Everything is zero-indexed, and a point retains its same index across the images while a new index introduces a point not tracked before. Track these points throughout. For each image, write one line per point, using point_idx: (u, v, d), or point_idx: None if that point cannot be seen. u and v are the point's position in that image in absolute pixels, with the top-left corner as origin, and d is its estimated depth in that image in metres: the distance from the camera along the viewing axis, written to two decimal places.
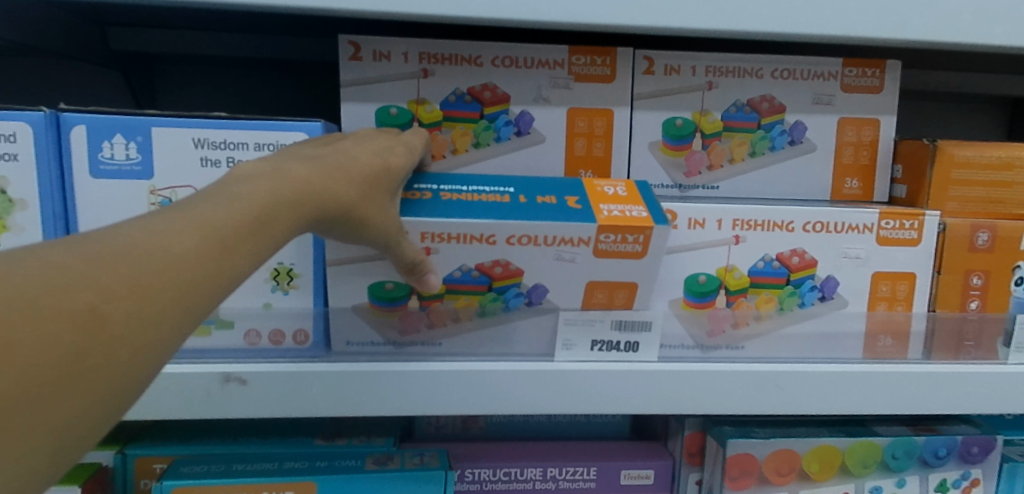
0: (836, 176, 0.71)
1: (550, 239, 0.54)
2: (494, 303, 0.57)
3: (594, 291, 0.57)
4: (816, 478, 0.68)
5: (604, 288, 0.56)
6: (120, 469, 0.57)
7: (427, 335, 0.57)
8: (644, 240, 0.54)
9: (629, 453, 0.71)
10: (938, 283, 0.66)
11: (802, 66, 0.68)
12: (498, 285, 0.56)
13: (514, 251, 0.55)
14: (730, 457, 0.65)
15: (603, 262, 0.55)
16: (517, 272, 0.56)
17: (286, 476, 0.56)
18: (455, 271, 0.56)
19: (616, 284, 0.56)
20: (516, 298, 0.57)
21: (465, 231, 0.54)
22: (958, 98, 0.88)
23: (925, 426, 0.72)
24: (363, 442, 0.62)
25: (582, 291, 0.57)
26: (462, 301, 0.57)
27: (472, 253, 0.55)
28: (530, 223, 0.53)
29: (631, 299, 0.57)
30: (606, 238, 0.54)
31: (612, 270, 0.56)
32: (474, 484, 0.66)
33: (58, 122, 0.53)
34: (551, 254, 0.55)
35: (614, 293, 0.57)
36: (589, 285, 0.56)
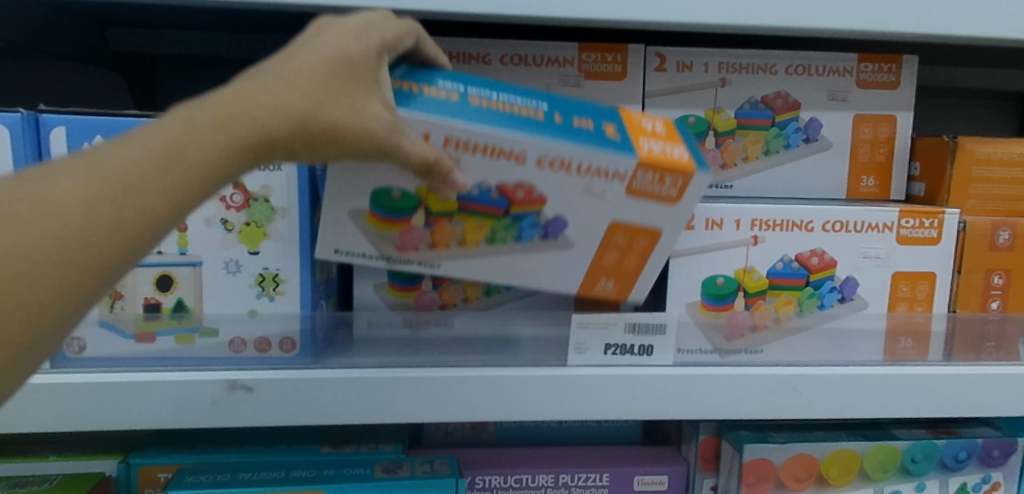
0: (852, 174, 0.69)
1: (587, 167, 0.46)
2: (506, 231, 0.49)
3: (615, 230, 0.49)
4: (834, 483, 0.66)
5: (627, 229, 0.49)
6: (123, 478, 0.56)
7: (429, 256, 0.50)
8: (682, 189, 0.47)
9: (643, 458, 0.69)
10: (958, 283, 0.65)
11: (817, 62, 0.67)
12: (516, 211, 0.48)
13: (541, 175, 0.46)
14: (747, 462, 0.64)
15: (631, 203, 0.48)
16: (537, 200, 0.48)
17: (292, 485, 0.54)
18: (473, 188, 0.47)
19: (626, 247, 0.50)
20: (529, 229, 0.49)
21: (496, 141, 0.45)
22: (973, 94, 0.87)
23: (944, 428, 0.70)
24: (371, 449, 0.61)
25: (583, 275, 0.51)
26: (471, 224, 0.49)
27: (499, 170, 0.46)
28: (578, 145, 0.45)
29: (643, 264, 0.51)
30: (648, 177, 0.47)
31: (635, 216, 0.48)
32: (484, 491, 0.65)
33: (36, 123, 0.52)
34: (579, 182, 0.47)
35: (634, 239, 0.50)
36: (606, 237, 0.49)
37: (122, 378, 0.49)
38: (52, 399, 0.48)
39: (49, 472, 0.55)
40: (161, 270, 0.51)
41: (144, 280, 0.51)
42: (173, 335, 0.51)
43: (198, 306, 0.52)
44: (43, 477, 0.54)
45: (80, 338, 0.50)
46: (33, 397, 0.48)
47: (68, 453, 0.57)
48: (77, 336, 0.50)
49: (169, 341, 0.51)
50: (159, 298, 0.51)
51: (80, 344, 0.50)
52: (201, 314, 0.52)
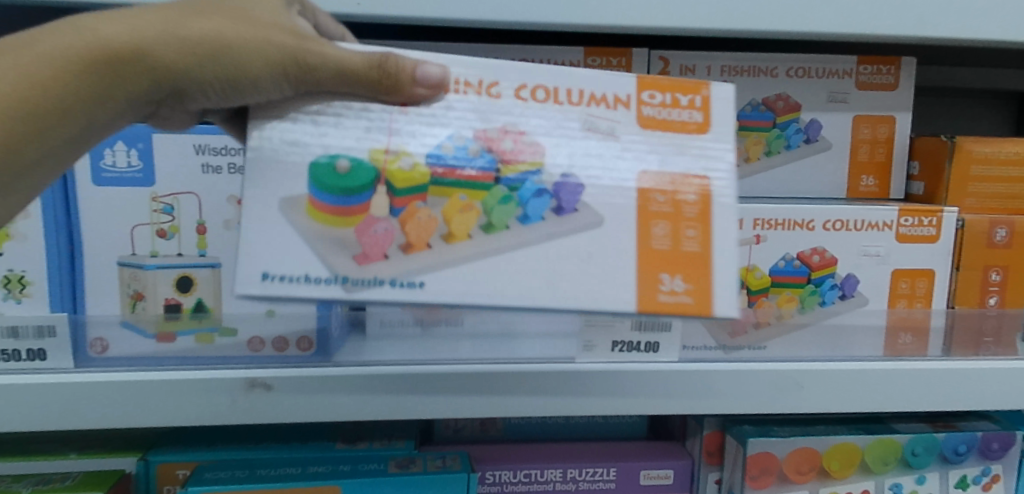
0: (852, 174, 0.70)
1: (579, 93, 0.45)
2: (504, 205, 0.43)
3: (650, 187, 0.44)
4: (836, 476, 0.67)
5: (662, 185, 0.44)
6: (142, 475, 0.57)
7: (400, 269, 0.42)
8: (698, 100, 0.46)
9: (649, 454, 0.71)
10: (957, 279, 0.66)
11: (817, 64, 0.68)
12: (506, 175, 0.43)
13: (535, 110, 0.44)
14: (751, 456, 0.65)
15: (649, 137, 0.45)
16: (534, 151, 0.44)
17: (309, 480, 0.56)
18: (444, 142, 0.43)
19: (672, 217, 0.44)
20: (536, 200, 0.43)
21: (466, 75, 0.44)
22: (970, 94, 0.88)
23: (944, 421, 0.72)
24: (384, 445, 0.62)
25: (639, 271, 0.43)
26: (456, 202, 0.43)
27: (488, 111, 0.44)
28: (557, 67, 0.45)
29: (709, 240, 0.44)
30: (652, 98, 0.45)
31: (665, 157, 0.45)
32: (495, 485, 0.66)
33: None
34: (578, 118, 0.45)
35: (678, 194, 0.44)
36: (643, 206, 0.44)
37: (144, 376, 0.51)
38: (74, 398, 0.49)
39: (71, 470, 0.57)
40: (182, 271, 0.53)
41: (165, 281, 0.53)
42: (192, 335, 0.53)
43: (216, 307, 0.54)
44: (65, 475, 0.56)
45: (103, 339, 0.52)
46: (56, 396, 0.49)
47: (89, 451, 0.58)
48: (100, 338, 0.52)
49: (189, 340, 0.53)
50: (179, 298, 0.53)
51: (103, 345, 0.52)
52: (219, 314, 0.54)
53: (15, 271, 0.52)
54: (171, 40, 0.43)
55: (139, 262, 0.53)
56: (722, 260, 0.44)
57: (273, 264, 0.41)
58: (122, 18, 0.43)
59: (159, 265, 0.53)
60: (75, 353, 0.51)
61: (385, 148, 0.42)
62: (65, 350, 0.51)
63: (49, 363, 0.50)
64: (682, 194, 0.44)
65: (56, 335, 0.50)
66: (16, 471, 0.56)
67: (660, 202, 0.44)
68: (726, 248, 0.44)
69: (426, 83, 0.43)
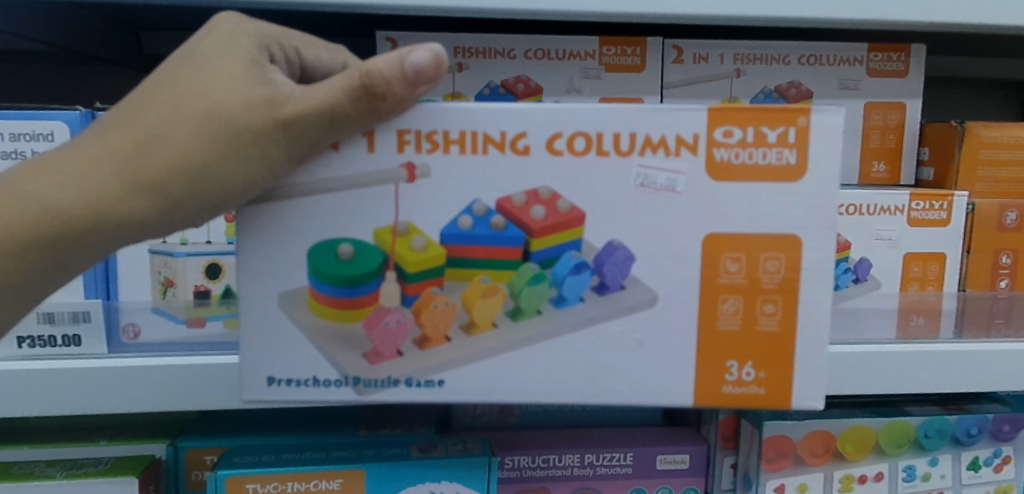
0: (863, 160, 0.71)
1: (630, 139, 0.42)
2: (538, 287, 0.44)
3: (721, 256, 0.43)
4: (850, 458, 0.68)
5: (734, 251, 0.43)
6: (172, 461, 0.58)
7: (415, 369, 0.44)
8: (791, 136, 0.41)
9: (665, 439, 0.71)
10: (967, 262, 0.67)
11: (828, 52, 0.69)
12: (536, 249, 0.44)
13: (577, 164, 0.42)
14: (766, 439, 0.66)
15: (720, 187, 0.42)
16: (574, 217, 0.42)
17: (334, 464, 0.57)
18: (463, 216, 0.42)
19: (748, 293, 0.43)
20: (572, 279, 0.44)
21: (484, 131, 0.42)
22: (976, 83, 0.89)
23: (955, 404, 0.73)
24: (405, 431, 0.63)
25: (704, 357, 0.44)
26: (478, 285, 0.44)
27: (538, 169, 0.42)
28: (594, 107, 0.41)
29: (790, 321, 0.44)
30: (726, 136, 0.41)
31: (740, 214, 0.42)
32: (514, 470, 0.67)
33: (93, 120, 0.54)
34: (630, 171, 0.42)
35: (754, 266, 0.43)
36: (709, 280, 0.43)
37: (173, 360, 0.52)
38: (107, 381, 0.51)
39: (103, 456, 0.58)
40: (211, 258, 0.56)
41: (194, 267, 0.56)
42: (221, 320, 0.55)
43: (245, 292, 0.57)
44: (97, 460, 0.57)
45: (135, 324, 0.54)
46: (91, 379, 0.51)
47: (119, 438, 0.59)
48: (132, 323, 0.54)
49: (218, 325, 0.55)
50: (208, 285, 0.57)
51: (135, 330, 0.54)
52: None
53: None
54: (158, 168, 0.43)
55: (169, 249, 0.55)
56: (807, 340, 0.44)
57: (278, 369, 0.44)
58: (93, 145, 0.44)
59: (189, 253, 0.56)
60: (108, 338, 0.53)
61: (394, 226, 0.42)
62: (99, 336, 0.53)
63: (83, 349, 0.52)
64: (761, 260, 0.43)
65: (91, 321, 0.53)
66: (49, 457, 0.57)
67: (732, 273, 0.43)
68: (807, 323, 0.44)
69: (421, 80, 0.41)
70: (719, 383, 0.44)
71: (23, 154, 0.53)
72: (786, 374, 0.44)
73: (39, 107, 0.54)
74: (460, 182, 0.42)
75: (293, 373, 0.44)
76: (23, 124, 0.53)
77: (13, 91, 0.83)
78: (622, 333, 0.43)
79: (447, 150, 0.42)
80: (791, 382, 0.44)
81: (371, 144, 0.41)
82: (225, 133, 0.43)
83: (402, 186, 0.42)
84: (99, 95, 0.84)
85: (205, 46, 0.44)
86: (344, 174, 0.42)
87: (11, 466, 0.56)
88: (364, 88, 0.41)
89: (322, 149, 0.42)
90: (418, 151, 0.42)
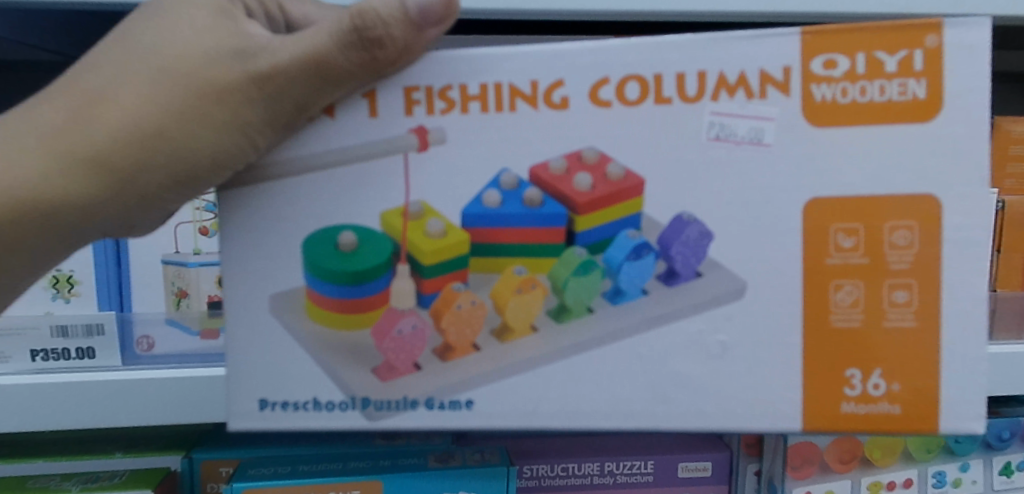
0: None
1: (699, 80, 0.40)
2: (595, 278, 0.43)
3: (832, 232, 0.41)
4: (878, 465, 0.66)
5: (849, 226, 0.41)
6: (187, 473, 0.58)
7: (437, 387, 0.43)
8: (916, 63, 0.40)
9: (686, 446, 0.70)
10: (998, 262, 0.65)
11: None
12: (581, 229, 0.43)
13: (631, 113, 0.40)
14: (791, 446, 0.65)
15: (823, 132, 0.40)
16: (630, 185, 0.41)
17: (351, 475, 0.56)
18: (488, 191, 0.42)
19: (869, 275, 0.41)
20: (632, 268, 0.43)
21: (514, 83, 0.40)
22: (999, 77, 0.87)
23: (989, 407, 0.70)
24: (422, 440, 0.62)
25: (827, 363, 0.42)
26: (514, 279, 0.43)
27: (615, 124, 0.40)
28: (656, 45, 0.40)
29: (925, 309, 0.42)
30: (828, 68, 0.40)
31: (847, 172, 0.40)
32: (533, 480, 0.66)
33: None
34: (705, 120, 0.40)
35: (874, 245, 0.41)
36: (818, 262, 0.41)
37: (188, 373, 0.51)
38: (122, 394, 0.51)
39: (118, 469, 0.57)
40: None
41: (209, 278, 0.54)
42: None
43: None
44: (113, 473, 0.57)
45: (149, 337, 0.54)
46: (105, 393, 0.50)
47: (135, 450, 0.59)
48: (147, 336, 0.54)
49: None
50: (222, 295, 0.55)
51: (149, 342, 0.54)
52: None
53: (64, 270, 0.53)
54: (109, 139, 0.44)
55: (183, 259, 0.54)
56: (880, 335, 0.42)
57: (271, 391, 0.43)
58: (59, 112, 0.45)
59: (202, 263, 0.54)
60: (121, 349, 0.53)
61: (405, 207, 0.41)
62: (112, 349, 0.52)
63: (99, 360, 0.52)
64: (886, 240, 0.41)
65: (104, 333, 0.52)
66: (65, 470, 0.57)
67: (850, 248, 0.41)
68: (944, 314, 0.42)
69: (427, 20, 0.41)
70: (841, 400, 0.42)
71: None
72: (921, 377, 0.42)
73: None
74: (491, 148, 0.41)
75: (289, 397, 0.43)
76: None
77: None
78: (697, 337, 0.42)
79: (467, 107, 0.40)
80: (932, 391, 0.42)
81: (371, 109, 0.41)
82: (187, 92, 0.43)
83: (413, 154, 0.41)
84: None
85: (160, 3, 0.46)
86: (337, 141, 0.41)
87: (27, 480, 0.55)
88: (360, 33, 0.41)
89: (311, 111, 0.41)
90: (446, 106, 0.40)
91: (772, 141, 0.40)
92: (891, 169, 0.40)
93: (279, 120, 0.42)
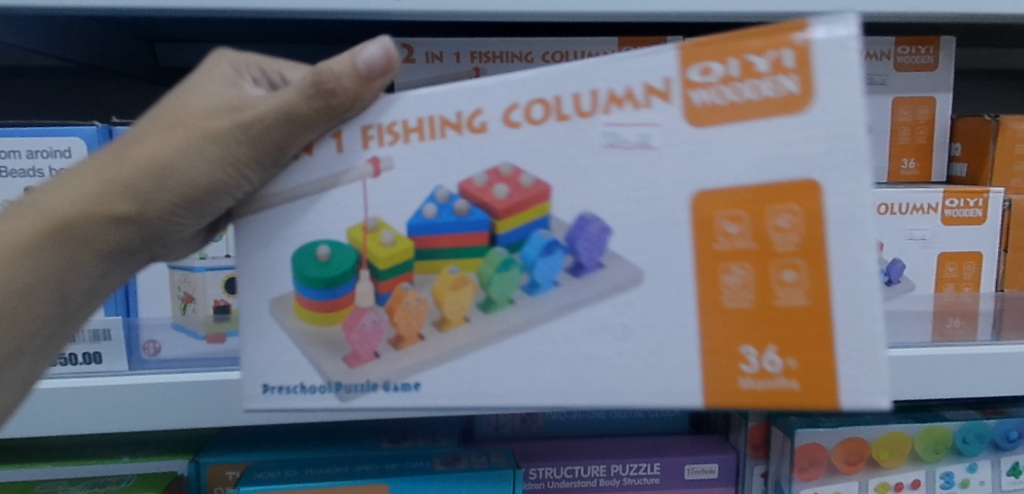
0: (892, 156, 0.69)
1: (592, 97, 0.39)
2: (511, 274, 0.42)
3: (716, 218, 0.39)
4: (886, 465, 0.66)
5: (732, 211, 0.38)
6: (193, 478, 0.58)
7: (391, 373, 0.42)
8: (787, 60, 0.37)
9: (692, 447, 0.69)
10: (1004, 261, 0.65)
11: (854, 46, 0.67)
12: (503, 232, 0.42)
13: (536, 133, 0.39)
14: (799, 447, 0.64)
15: (705, 134, 0.38)
16: (540, 191, 0.40)
17: (357, 479, 0.56)
18: (425, 204, 0.41)
19: (756, 259, 0.39)
20: (546, 261, 0.42)
21: (442, 114, 0.40)
22: (1003, 75, 0.87)
23: (994, 408, 0.70)
24: (427, 443, 0.62)
25: (715, 341, 0.40)
26: (447, 277, 0.43)
27: (525, 148, 0.39)
28: (554, 70, 0.39)
29: (821, 289, 0.38)
30: (704, 75, 0.38)
31: (733, 167, 0.38)
32: (539, 482, 0.65)
33: (109, 135, 0.52)
34: (596, 131, 0.39)
35: (760, 226, 0.38)
36: (709, 249, 0.39)
37: (191, 377, 0.51)
38: (129, 400, 0.51)
39: (125, 473, 0.57)
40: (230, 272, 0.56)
41: (214, 283, 0.55)
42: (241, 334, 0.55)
43: None
44: (120, 477, 0.57)
45: (155, 341, 0.54)
46: (112, 398, 0.50)
47: (141, 455, 0.59)
48: (153, 340, 0.54)
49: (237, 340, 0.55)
50: (228, 299, 0.56)
51: (155, 347, 0.54)
52: None
53: None
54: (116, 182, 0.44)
55: (189, 264, 0.55)
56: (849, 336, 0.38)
57: (271, 376, 0.43)
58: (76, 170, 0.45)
59: (208, 268, 0.55)
60: (128, 355, 0.53)
61: (362, 222, 0.41)
62: (119, 353, 0.52)
63: (105, 366, 0.52)
64: (784, 214, 0.38)
65: (111, 338, 0.53)
66: (72, 475, 0.57)
67: (733, 229, 0.38)
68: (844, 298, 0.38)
69: (375, 73, 0.41)
70: (737, 377, 0.40)
71: (40, 171, 0.52)
72: (825, 356, 0.39)
73: (52, 123, 0.52)
74: (417, 174, 0.41)
75: (286, 381, 0.43)
76: (38, 141, 0.51)
77: (33, 109, 0.83)
78: (602, 320, 0.41)
79: (408, 138, 0.40)
80: (836, 376, 0.39)
81: (338, 143, 0.41)
82: (185, 134, 0.44)
83: (368, 182, 0.41)
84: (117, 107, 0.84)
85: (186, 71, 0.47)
86: (314, 176, 0.42)
87: (33, 485, 0.55)
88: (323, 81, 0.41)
89: (297, 149, 0.42)
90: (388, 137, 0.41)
91: (659, 147, 0.38)
92: (774, 158, 0.37)
93: (267, 154, 0.42)
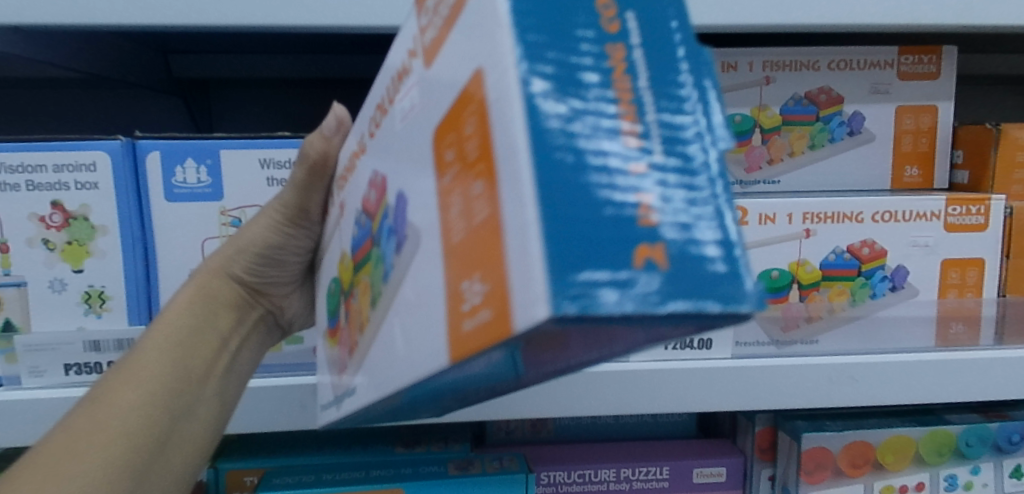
0: (896, 164, 0.70)
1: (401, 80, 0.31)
2: (376, 266, 0.32)
3: (448, 139, 0.25)
4: (890, 468, 0.67)
5: (450, 131, 0.25)
6: (212, 483, 0.59)
7: (348, 377, 0.36)
8: None
9: (700, 451, 0.70)
10: (1006, 267, 0.66)
11: (858, 56, 0.68)
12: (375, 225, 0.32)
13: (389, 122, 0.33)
14: (805, 451, 0.65)
15: (439, 65, 0.27)
16: (384, 183, 0.32)
17: (373, 483, 0.57)
18: (353, 229, 0.38)
19: (471, 174, 0.24)
20: (388, 244, 0.30)
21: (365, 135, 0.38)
22: (1004, 80, 0.88)
23: (997, 411, 0.71)
24: (440, 448, 0.63)
25: (445, 289, 0.24)
26: (360, 285, 0.35)
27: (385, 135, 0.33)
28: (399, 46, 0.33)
29: (498, 202, 0.22)
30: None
31: (467, 64, 0.25)
32: (550, 486, 0.66)
33: (134, 150, 0.53)
34: (405, 99, 0.31)
35: (462, 141, 0.24)
36: (447, 240, 0.24)
37: None
38: None
39: None
40: None
41: None
42: None
43: None
44: None
45: None
46: None
47: None
48: None
49: None
50: None
51: None
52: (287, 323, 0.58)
53: (97, 286, 0.54)
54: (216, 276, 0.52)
55: None
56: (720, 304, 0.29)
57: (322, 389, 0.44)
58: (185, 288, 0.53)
59: None
60: None
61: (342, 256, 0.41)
62: None
63: None
64: (466, 129, 0.24)
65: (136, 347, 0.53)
66: None
67: (450, 154, 0.25)
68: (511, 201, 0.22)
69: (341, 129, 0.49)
70: (460, 324, 0.23)
71: (65, 184, 0.53)
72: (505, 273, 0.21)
73: (76, 137, 0.53)
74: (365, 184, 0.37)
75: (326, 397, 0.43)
76: (63, 155, 0.52)
77: (56, 113, 0.85)
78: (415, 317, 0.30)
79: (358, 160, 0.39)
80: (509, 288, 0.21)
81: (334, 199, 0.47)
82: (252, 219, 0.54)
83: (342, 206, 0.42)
84: (140, 122, 0.86)
85: None
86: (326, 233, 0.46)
87: None
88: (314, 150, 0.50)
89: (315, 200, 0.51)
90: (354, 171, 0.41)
91: (428, 88, 0.28)
92: (465, 59, 0.25)
93: (299, 209, 0.51)
